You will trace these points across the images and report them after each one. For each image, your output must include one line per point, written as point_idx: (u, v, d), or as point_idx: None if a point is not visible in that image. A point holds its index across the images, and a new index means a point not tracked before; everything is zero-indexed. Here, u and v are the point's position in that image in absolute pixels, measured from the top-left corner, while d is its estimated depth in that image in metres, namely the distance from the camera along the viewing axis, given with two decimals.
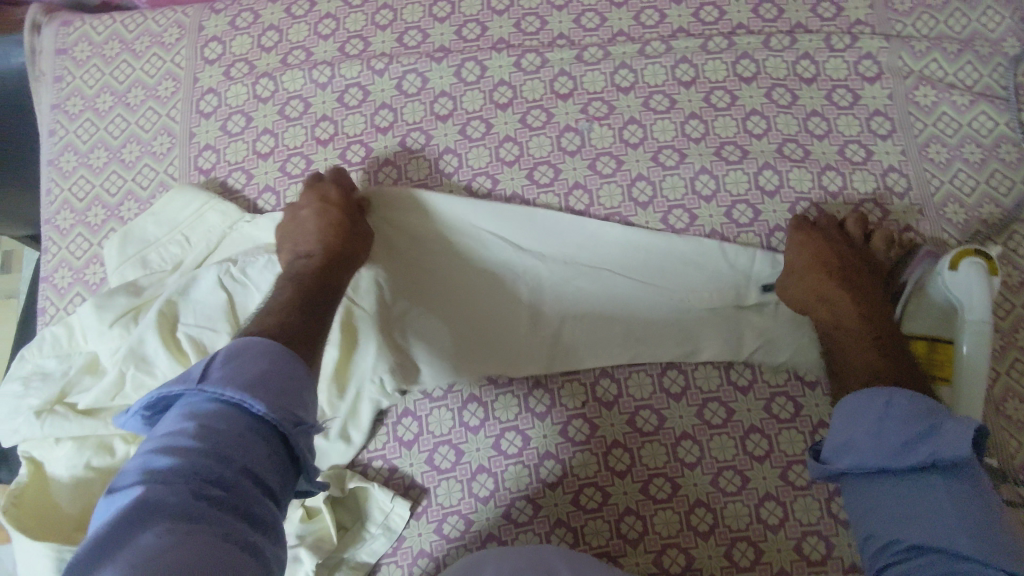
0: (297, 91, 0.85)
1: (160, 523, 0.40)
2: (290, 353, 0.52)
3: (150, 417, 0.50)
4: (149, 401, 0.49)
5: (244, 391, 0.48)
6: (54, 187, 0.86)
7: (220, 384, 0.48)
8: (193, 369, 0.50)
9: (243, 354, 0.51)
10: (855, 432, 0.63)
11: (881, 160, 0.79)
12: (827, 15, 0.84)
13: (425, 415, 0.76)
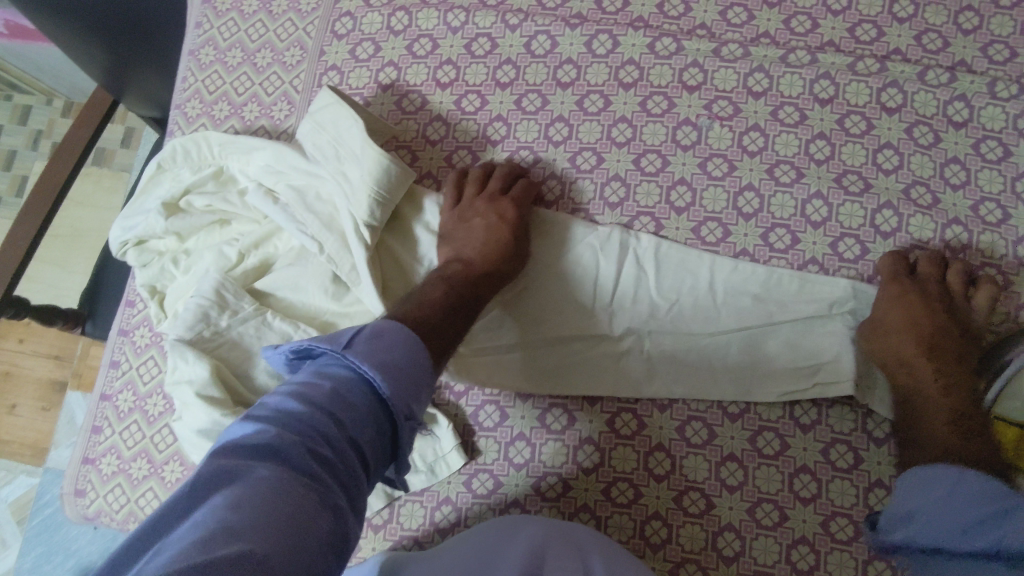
0: (429, 30, 0.86)
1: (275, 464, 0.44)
2: (419, 349, 0.57)
3: (292, 362, 0.58)
4: (295, 350, 0.56)
5: (376, 369, 0.53)
6: (189, 75, 0.90)
7: (357, 357, 0.53)
8: (337, 337, 0.55)
9: (380, 338, 0.55)
10: (920, 502, 0.59)
11: (1017, 227, 0.73)
12: (997, 58, 0.77)
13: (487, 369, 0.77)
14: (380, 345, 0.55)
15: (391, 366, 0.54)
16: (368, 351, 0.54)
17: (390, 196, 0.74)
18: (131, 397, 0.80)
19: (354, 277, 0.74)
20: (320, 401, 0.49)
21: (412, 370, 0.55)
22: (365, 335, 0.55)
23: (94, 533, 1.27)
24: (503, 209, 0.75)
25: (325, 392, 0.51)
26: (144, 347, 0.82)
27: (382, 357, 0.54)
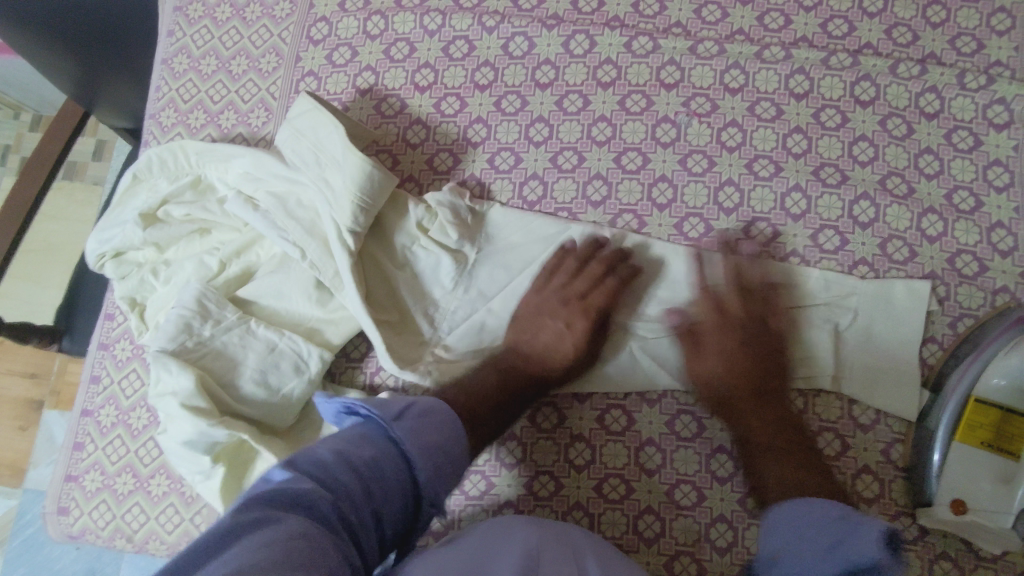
0: (406, 34, 0.86)
1: (299, 519, 0.46)
2: (459, 427, 0.62)
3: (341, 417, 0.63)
4: (348, 406, 0.61)
5: (421, 453, 0.57)
6: (163, 84, 0.89)
7: (406, 434, 0.57)
8: (393, 404, 0.60)
9: (429, 417, 0.60)
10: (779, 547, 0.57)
11: (990, 214, 0.74)
12: (965, 50, 0.79)
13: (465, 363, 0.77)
14: (421, 427, 0.59)
15: (432, 451, 0.58)
16: (414, 429, 0.58)
17: (372, 202, 0.73)
18: (113, 412, 0.79)
19: (337, 283, 0.74)
20: (366, 457, 0.55)
21: (447, 465, 0.59)
22: (414, 410, 0.60)
23: (77, 553, 1.24)
24: (578, 315, 0.74)
25: (371, 453, 0.56)
26: (125, 361, 0.80)
27: (422, 439, 0.58)
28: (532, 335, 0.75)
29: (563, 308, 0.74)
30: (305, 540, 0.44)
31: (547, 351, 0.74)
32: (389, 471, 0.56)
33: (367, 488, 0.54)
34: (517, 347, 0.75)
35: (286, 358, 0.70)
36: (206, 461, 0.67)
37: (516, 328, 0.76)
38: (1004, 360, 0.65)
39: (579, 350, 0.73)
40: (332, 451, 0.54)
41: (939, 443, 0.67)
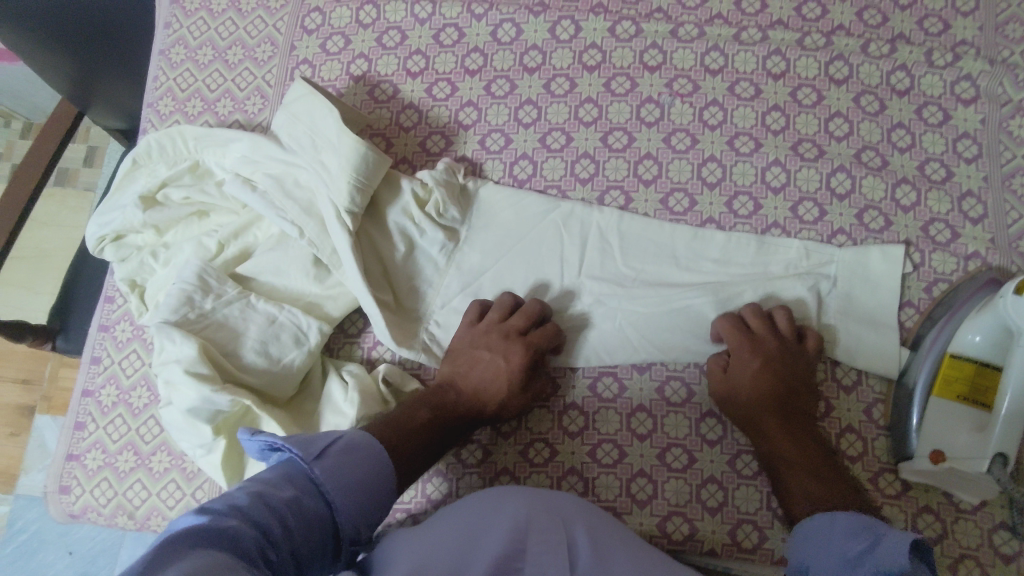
0: (397, 22, 0.89)
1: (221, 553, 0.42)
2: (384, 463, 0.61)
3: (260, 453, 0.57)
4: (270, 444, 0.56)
5: (342, 490, 0.55)
6: (160, 74, 0.91)
7: (328, 472, 0.55)
8: (317, 441, 0.57)
9: (353, 454, 0.58)
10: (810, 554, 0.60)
11: (960, 183, 0.78)
12: (932, 30, 0.83)
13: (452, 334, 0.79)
14: (343, 465, 0.57)
15: (353, 488, 0.56)
16: (337, 467, 0.56)
17: (369, 181, 0.75)
18: (114, 391, 0.80)
19: (336, 259, 0.76)
20: (286, 498, 0.51)
21: (362, 515, 0.57)
22: (332, 448, 0.57)
23: (69, 558, 1.24)
24: (513, 351, 0.72)
25: (289, 495, 0.52)
26: (126, 342, 0.82)
27: (343, 478, 0.56)
28: (467, 367, 0.74)
29: (499, 343, 0.73)
30: (237, 574, 0.41)
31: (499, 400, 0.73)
32: (310, 516, 0.52)
33: (291, 527, 0.50)
34: (455, 381, 0.73)
35: (287, 330, 0.73)
36: (207, 432, 0.68)
37: (449, 361, 0.75)
38: (976, 318, 0.68)
39: (511, 387, 0.72)
40: (257, 485, 0.50)
41: (917, 401, 0.70)
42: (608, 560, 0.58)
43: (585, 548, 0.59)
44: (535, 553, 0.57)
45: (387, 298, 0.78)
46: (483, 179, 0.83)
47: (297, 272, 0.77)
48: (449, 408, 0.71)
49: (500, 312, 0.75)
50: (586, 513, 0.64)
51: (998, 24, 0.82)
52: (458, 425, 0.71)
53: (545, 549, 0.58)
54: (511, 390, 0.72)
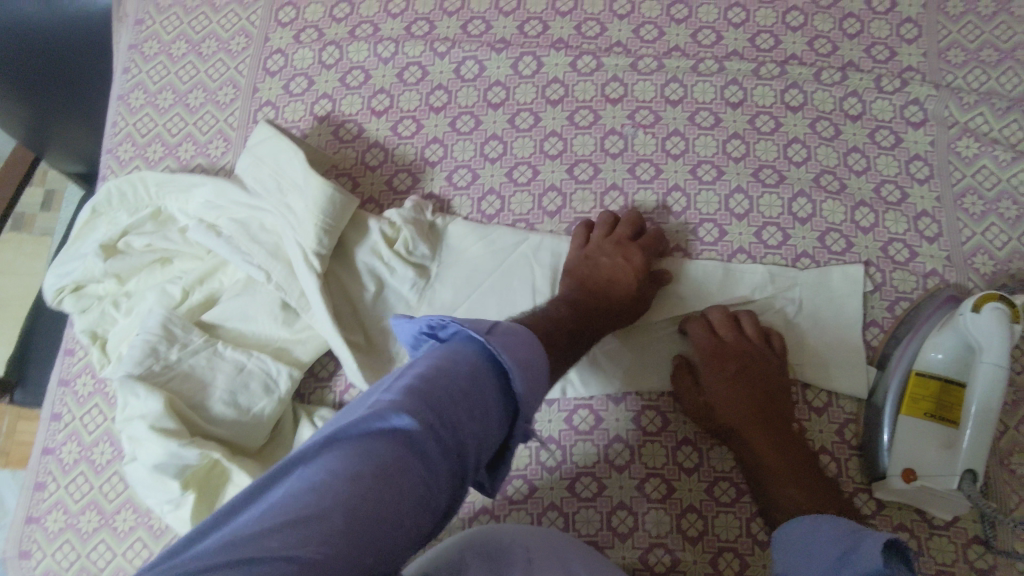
0: (360, 62, 0.89)
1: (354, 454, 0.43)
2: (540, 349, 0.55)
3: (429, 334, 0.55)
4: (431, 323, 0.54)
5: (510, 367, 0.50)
6: (119, 120, 0.90)
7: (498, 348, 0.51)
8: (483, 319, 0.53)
9: (516, 335, 0.53)
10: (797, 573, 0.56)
11: (915, 204, 0.80)
12: (880, 57, 0.86)
13: None
14: (513, 343, 0.52)
15: (525, 365, 0.52)
16: (505, 345, 0.52)
17: (335, 223, 0.74)
18: (76, 448, 0.78)
19: (304, 302, 0.75)
20: (458, 377, 0.49)
21: (537, 370, 0.53)
22: (503, 328, 0.53)
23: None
24: (629, 253, 0.76)
25: (466, 369, 0.50)
26: (87, 396, 0.79)
27: (515, 354, 0.52)
28: (589, 269, 0.75)
29: (616, 248, 0.76)
30: (379, 486, 0.42)
31: (620, 290, 0.73)
32: (487, 393, 0.50)
33: (468, 409, 0.48)
34: (586, 283, 0.74)
35: (255, 378, 0.71)
36: (174, 487, 0.65)
37: (574, 276, 0.75)
38: (937, 337, 0.70)
39: (637, 281, 0.74)
40: (427, 367, 0.49)
41: (887, 420, 0.71)
42: None
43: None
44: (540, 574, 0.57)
45: (357, 340, 0.77)
46: (454, 215, 0.83)
47: (265, 317, 0.76)
48: (585, 295, 0.72)
49: (604, 225, 0.79)
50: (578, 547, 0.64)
51: (941, 50, 0.85)
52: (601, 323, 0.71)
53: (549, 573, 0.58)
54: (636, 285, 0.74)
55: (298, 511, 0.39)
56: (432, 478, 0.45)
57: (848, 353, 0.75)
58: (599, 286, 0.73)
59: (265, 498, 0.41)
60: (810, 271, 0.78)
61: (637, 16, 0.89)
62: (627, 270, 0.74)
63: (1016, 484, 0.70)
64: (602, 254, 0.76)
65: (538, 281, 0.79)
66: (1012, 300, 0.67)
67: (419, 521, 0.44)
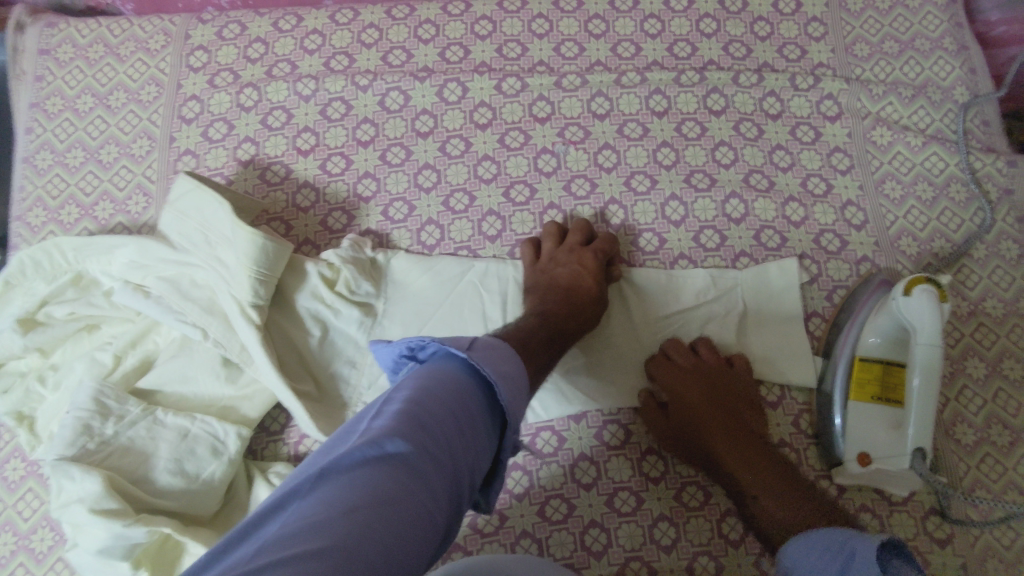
0: (280, 102, 0.86)
1: (353, 478, 0.41)
2: (519, 360, 0.56)
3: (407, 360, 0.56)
4: (410, 345, 0.54)
5: (496, 381, 0.51)
6: (27, 184, 0.85)
7: (482, 362, 0.52)
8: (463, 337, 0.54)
9: (497, 351, 0.54)
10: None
11: (840, 195, 0.83)
12: (792, 56, 0.89)
13: None
14: (493, 357, 0.53)
15: (508, 378, 0.52)
16: (487, 358, 0.52)
17: (270, 272, 0.72)
18: (11, 538, 0.72)
19: (246, 357, 0.72)
20: (447, 395, 0.49)
21: (518, 384, 0.54)
22: (482, 343, 0.54)
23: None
24: (584, 259, 0.76)
25: (453, 387, 0.50)
26: (18, 482, 0.74)
27: (498, 368, 0.52)
28: (549, 279, 0.75)
29: (568, 254, 0.76)
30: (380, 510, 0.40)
31: (579, 289, 0.74)
32: (474, 408, 0.50)
33: (458, 428, 0.48)
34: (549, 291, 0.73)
35: (201, 442, 0.68)
36: (125, 568, 0.62)
37: (536, 290, 0.75)
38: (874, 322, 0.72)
39: (597, 286, 0.75)
40: (413, 389, 0.48)
41: (839, 408, 0.73)
42: None
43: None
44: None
45: (308, 388, 0.75)
46: (395, 249, 0.82)
47: (205, 378, 0.72)
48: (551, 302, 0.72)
49: (551, 235, 0.79)
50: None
51: (846, 45, 0.89)
52: (570, 327, 0.71)
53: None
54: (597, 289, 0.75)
55: (303, 544, 0.36)
56: (431, 500, 0.44)
57: (793, 346, 0.77)
58: (561, 292, 0.73)
59: (259, 535, 0.38)
60: (750, 270, 0.80)
61: (556, 34, 0.89)
62: (584, 276, 0.75)
63: (962, 452, 0.73)
64: (555, 264, 0.76)
65: (488, 306, 0.78)
66: (938, 281, 0.69)
67: (424, 548, 0.42)
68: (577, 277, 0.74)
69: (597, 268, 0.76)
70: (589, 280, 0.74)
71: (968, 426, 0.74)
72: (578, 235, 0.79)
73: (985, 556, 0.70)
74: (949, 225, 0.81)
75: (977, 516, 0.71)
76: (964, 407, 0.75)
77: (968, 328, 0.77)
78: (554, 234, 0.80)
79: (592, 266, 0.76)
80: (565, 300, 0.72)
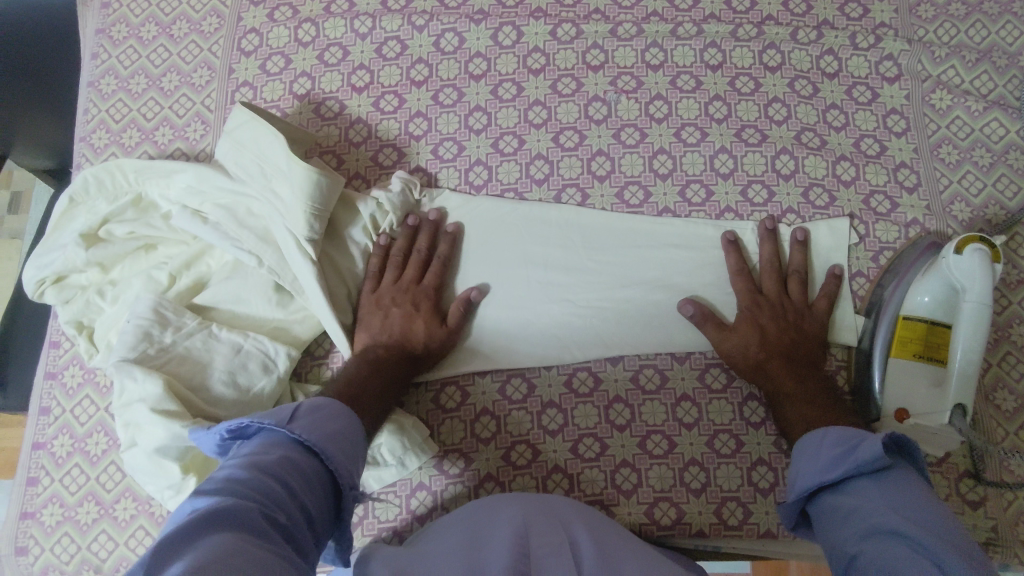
0: (337, 39, 0.87)
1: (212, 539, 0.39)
2: (352, 418, 0.60)
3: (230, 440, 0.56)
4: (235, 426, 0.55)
5: (322, 443, 0.54)
6: (91, 107, 0.88)
7: (305, 431, 0.55)
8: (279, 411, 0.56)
9: (320, 413, 0.58)
10: (804, 469, 0.63)
11: (894, 156, 0.82)
12: (854, 15, 0.87)
13: None
14: (314, 422, 0.56)
15: (333, 437, 0.56)
16: (312, 425, 0.56)
17: (326, 205, 0.73)
18: (68, 441, 0.76)
19: (299, 286, 0.74)
20: (277, 463, 0.50)
21: (346, 440, 0.57)
22: (303, 411, 0.57)
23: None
24: (417, 300, 0.76)
25: (277, 455, 0.51)
26: (76, 388, 0.78)
27: (322, 431, 0.55)
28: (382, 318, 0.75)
29: (403, 296, 0.76)
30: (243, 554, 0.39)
31: (408, 338, 0.75)
32: (306, 470, 0.52)
33: (291, 488, 0.49)
34: (378, 337, 0.75)
35: (253, 358, 0.70)
36: (175, 473, 0.65)
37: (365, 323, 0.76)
38: (920, 283, 0.72)
39: (431, 329, 0.75)
40: (242, 465, 0.49)
41: (878, 364, 0.73)
42: (614, 558, 0.57)
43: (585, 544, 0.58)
44: (539, 556, 0.56)
45: (355, 322, 0.77)
46: (441, 190, 0.83)
47: (259, 304, 0.75)
48: (381, 351, 0.74)
49: (397, 259, 0.78)
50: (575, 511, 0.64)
51: (911, 6, 0.87)
52: (401, 376, 0.73)
53: (549, 549, 0.56)
54: (432, 335, 0.75)
55: None
56: (284, 551, 0.43)
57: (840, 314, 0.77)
58: (388, 336, 0.75)
59: None
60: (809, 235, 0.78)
61: None
62: (414, 321, 0.75)
63: (1001, 417, 0.73)
64: (393, 299, 0.76)
65: (535, 251, 0.80)
66: (993, 242, 0.70)
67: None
68: (409, 329, 0.75)
69: (427, 311, 0.76)
70: (423, 328, 0.75)
71: (1009, 392, 0.74)
72: (417, 259, 0.78)
73: (1015, 519, 0.70)
74: (1005, 192, 0.80)
75: (1011, 480, 0.71)
76: (1007, 374, 0.74)
77: (1018, 296, 0.76)
78: (403, 252, 0.79)
79: (424, 308, 0.76)
80: (389, 350, 0.74)
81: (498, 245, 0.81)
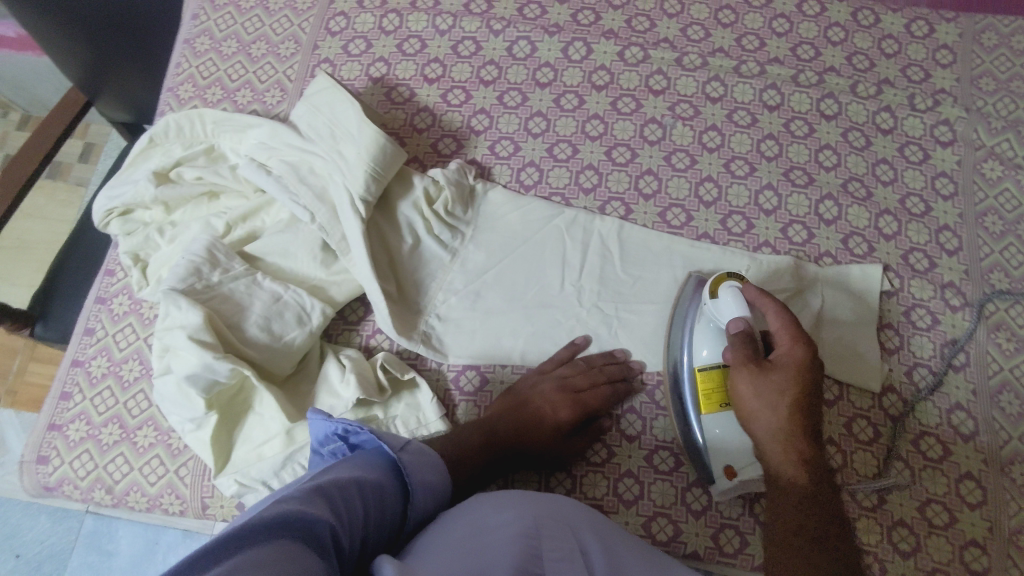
0: (418, 32, 0.93)
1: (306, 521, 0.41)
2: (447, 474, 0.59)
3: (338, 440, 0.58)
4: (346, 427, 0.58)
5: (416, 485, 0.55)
6: (183, 61, 0.94)
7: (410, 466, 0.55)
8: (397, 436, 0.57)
9: (425, 458, 0.58)
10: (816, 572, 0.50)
11: (938, 218, 0.83)
12: (915, 78, 0.89)
13: (447, 322, 0.81)
14: (421, 464, 0.56)
15: (428, 489, 0.56)
16: (416, 465, 0.56)
17: (383, 172, 0.78)
18: (105, 363, 0.80)
19: (344, 246, 0.78)
20: (371, 483, 0.51)
21: (436, 495, 0.57)
22: (415, 446, 0.58)
23: (16, 562, 1.14)
24: (569, 404, 0.73)
25: (376, 477, 0.52)
26: (122, 315, 0.82)
27: (423, 478, 0.56)
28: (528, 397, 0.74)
29: (561, 392, 0.74)
30: (305, 562, 0.38)
31: (539, 424, 0.72)
32: (389, 497, 0.52)
33: (367, 515, 0.48)
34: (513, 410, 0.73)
35: (290, 309, 0.74)
36: (201, 407, 0.69)
37: (510, 396, 0.75)
38: (698, 333, 0.71)
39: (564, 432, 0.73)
40: (346, 474, 0.49)
41: (695, 422, 0.71)
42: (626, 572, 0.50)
43: (598, 556, 0.50)
44: (553, 562, 0.47)
45: (390, 290, 0.80)
46: (493, 182, 0.87)
47: (303, 259, 0.78)
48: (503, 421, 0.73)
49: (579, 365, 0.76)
50: (586, 514, 0.55)
51: (973, 77, 0.89)
52: (510, 453, 0.72)
53: (563, 557, 0.48)
54: (561, 437, 0.73)
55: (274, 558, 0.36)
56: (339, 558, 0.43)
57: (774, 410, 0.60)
58: (508, 422, 0.73)
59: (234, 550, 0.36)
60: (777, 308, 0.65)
61: (686, 16, 0.93)
62: (558, 420, 0.73)
63: (1017, 493, 0.71)
64: (545, 395, 0.74)
65: (573, 251, 0.82)
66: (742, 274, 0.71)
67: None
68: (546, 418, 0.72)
69: (566, 414, 0.73)
70: (551, 421, 0.72)
71: None
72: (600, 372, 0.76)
73: None
74: None
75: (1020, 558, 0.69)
76: None
77: None
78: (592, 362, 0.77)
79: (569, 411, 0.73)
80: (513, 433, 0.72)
81: (538, 240, 0.83)
